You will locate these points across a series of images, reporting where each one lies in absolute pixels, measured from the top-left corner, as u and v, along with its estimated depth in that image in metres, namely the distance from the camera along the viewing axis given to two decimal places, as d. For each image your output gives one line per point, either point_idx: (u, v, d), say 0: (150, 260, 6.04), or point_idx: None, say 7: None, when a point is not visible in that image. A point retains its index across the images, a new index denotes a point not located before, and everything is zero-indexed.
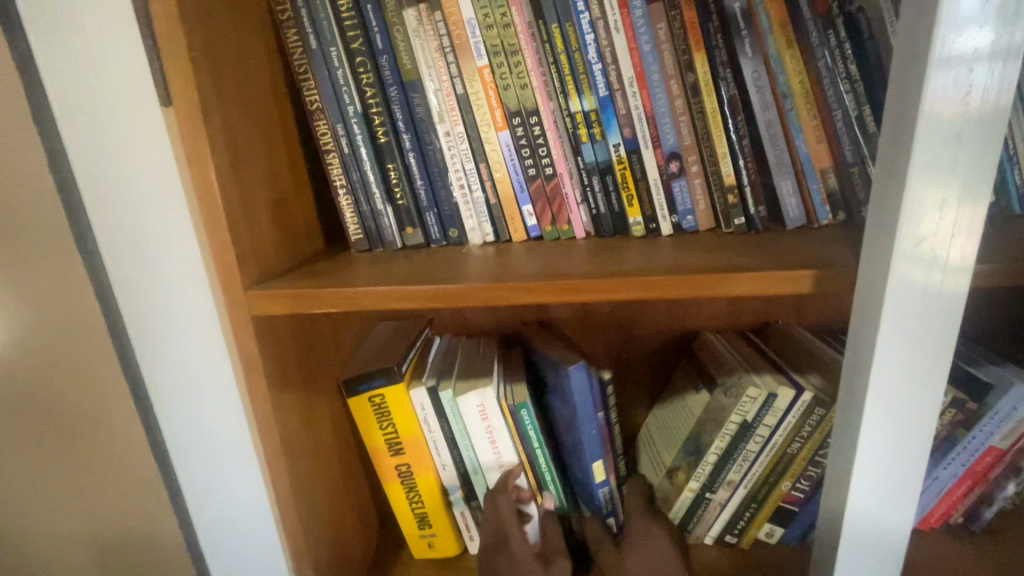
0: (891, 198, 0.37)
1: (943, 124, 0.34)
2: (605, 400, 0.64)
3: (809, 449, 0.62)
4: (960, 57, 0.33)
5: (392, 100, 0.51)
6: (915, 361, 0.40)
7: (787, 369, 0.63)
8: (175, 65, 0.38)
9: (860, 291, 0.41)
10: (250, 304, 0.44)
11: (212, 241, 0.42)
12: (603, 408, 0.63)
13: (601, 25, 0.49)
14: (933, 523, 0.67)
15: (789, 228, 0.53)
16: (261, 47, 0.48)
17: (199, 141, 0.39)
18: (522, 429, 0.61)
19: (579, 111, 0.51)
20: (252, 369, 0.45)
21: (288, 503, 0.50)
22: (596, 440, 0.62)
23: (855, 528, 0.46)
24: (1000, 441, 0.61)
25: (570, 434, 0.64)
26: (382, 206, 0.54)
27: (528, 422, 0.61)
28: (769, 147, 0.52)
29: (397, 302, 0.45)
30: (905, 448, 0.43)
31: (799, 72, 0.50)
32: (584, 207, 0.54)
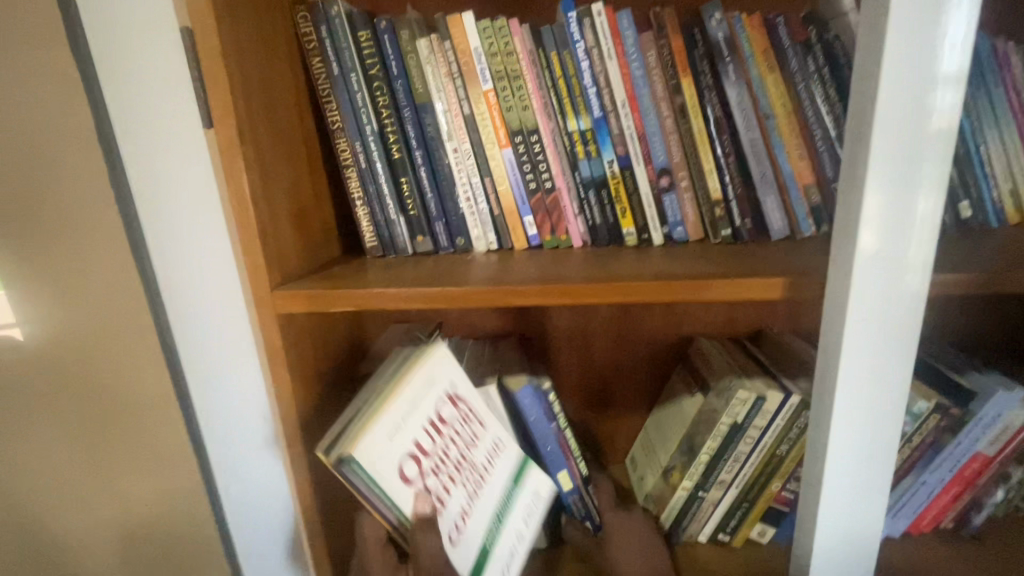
0: (853, 212, 0.40)
1: (893, 144, 0.38)
2: (555, 415, 0.65)
3: (796, 451, 0.65)
4: (908, 85, 0.37)
5: (405, 120, 0.57)
6: (880, 363, 0.43)
7: (777, 375, 0.66)
8: (217, 93, 0.43)
9: (829, 297, 0.44)
10: (275, 303, 0.49)
11: (242, 246, 0.47)
12: (554, 419, 0.65)
13: (595, 52, 0.54)
14: (923, 528, 0.69)
15: (774, 239, 0.57)
16: (288, 74, 0.53)
17: (235, 159, 0.45)
18: (358, 480, 0.48)
19: (576, 130, 0.56)
20: (276, 362, 0.50)
21: (306, 486, 0.55)
22: (557, 453, 0.66)
23: (832, 524, 0.48)
24: (986, 447, 0.63)
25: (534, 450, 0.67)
26: (395, 216, 0.59)
27: (359, 471, 0.48)
28: (754, 164, 0.55)
29: (407, 302, 0.49)
30: (875, 446, 0.46)
31: (781, 95, 0.54)
32: (581, 218, 0.59)
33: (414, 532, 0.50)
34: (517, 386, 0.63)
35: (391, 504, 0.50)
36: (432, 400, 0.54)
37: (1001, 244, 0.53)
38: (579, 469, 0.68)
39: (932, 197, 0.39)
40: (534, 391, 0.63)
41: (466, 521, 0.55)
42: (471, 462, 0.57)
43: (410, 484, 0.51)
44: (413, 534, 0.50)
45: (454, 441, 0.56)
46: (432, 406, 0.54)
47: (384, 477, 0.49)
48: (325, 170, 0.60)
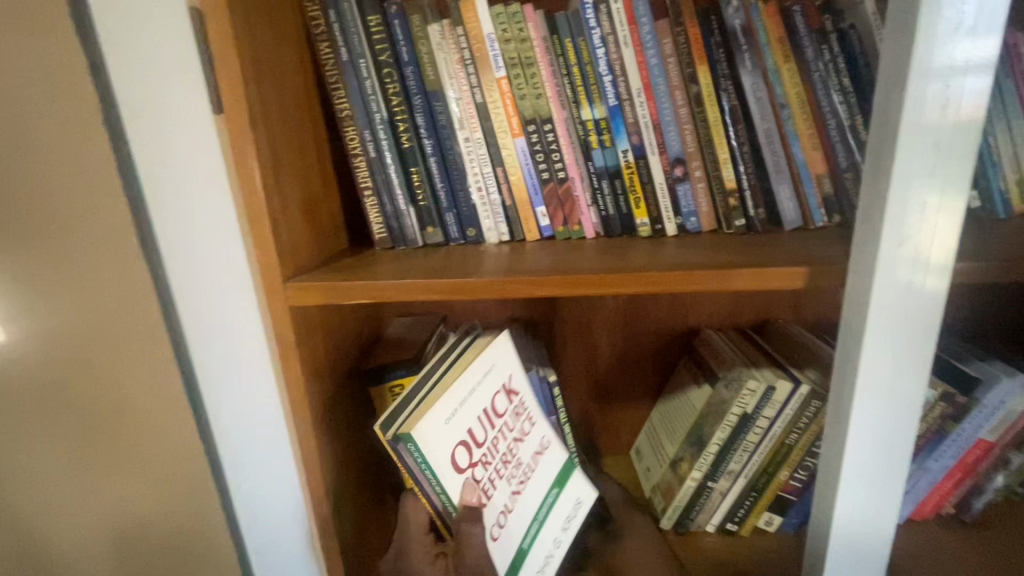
0: (877, 200, 0.40)
1: (922, 130, 0.38)
2: (555, 405, 0.66)
3: (805, 440, 0.65)
4: (940, 72, 0.36)
5: (416, 108, 0.55)
6: (901, 351, 0.43)
7: (786, 365, 0.66)
8: (228, 77, 0.42)
9: (850, 286, 0.44)
10: (288, 296, 0.47)
11: (253, 237, 0.45)
12: (555, 410, 0.66)
13: (611, 39, 0.53)
14: (927, 514, 0.70)
15: (786, 229, 0.57)
16: (296, 59, 0.52)
17: (246, 146, 0.43)
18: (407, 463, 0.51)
19: (590, 119, 0.55)
20: (288, 356, 0.49)
21: (318, 481, 0.54)
22: None
23: (848, 511, 0.49)
24: (988, 434, 0.65)
25: None
26: (405, 207, 0.58)
27: (415, 454, 0.51)
28: (768, 154, 0.55)
29: (422, 294, 0.48)
30: (894, 434, 0.46)
31: (795, 84, 0.54)
32: (594, 208, 0.58)
33: (461, 521, 0.52)
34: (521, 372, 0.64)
35: (440, 491, 0.52)
36: (494, 391, 0.58)
37: (1010, 233, 0.54)
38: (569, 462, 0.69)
39: (958, 185, 0.39)
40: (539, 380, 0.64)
41: (509, 515, 0.57)
42: (519, 457, 0.59)
43: (462, 471, 0.54)
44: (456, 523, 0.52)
45: (505, 432, 0.58)
46: (490, 395, 0.57)
47: (440, 462, 0.52)
48: (332, 160, 0.58)
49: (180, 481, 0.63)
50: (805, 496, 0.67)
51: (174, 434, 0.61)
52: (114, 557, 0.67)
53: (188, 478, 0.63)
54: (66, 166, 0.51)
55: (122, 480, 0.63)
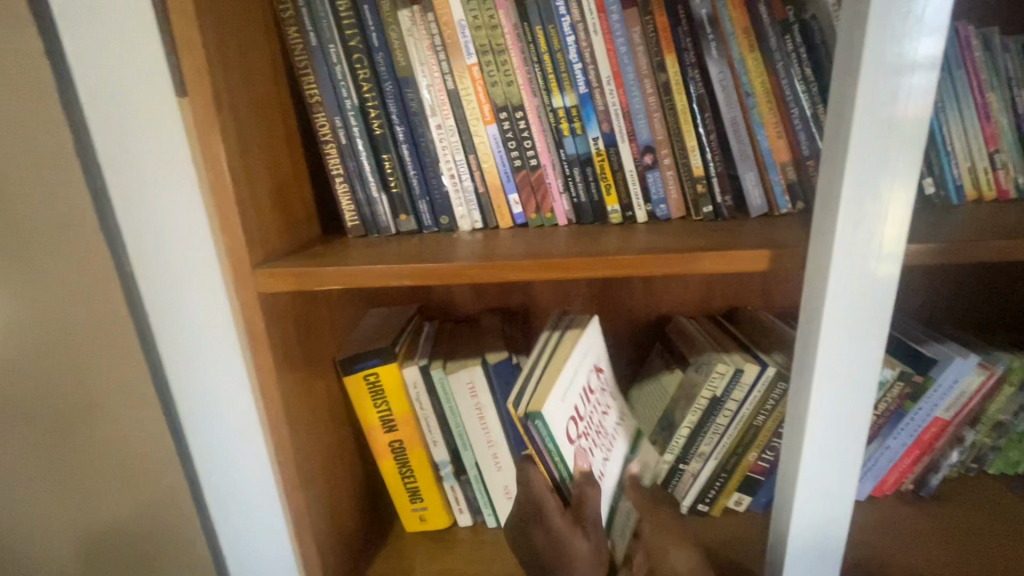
0: (834, 184, 0.42)
1: (875, 116, 0.39)
2: None
3: (772, 421, 0.67)
4: (891, 60, 0.38)
5: (386, 94, 0.55)
6: (858, 331, 0.45)
7: (753, 349, 0.68)
8: (191, 60, 0.41)
9: (810, 269, 0.46)
10: (257, 282, 0.47)
11: (221, 223, 0.45)
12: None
13: (581, 27, 0.54)
14: (887, 490, 0.73)
15: (752, 216, 0.58)
16: (263, 43, 0.51)
17: (211, 130, 0.43)
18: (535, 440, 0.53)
19: (561, 107, 0.56)
20: (258, 344, 0.49)
21: (291, 470, 0.54)
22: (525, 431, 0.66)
23: (810, 486, 0.51)
24: (943, 412, 0.67)
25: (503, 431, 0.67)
26: (377, 194, 0.57)
27: (542, 433, 0.52)
28: (733, 141, 0.56)
29: (394, 280, 0.49)
30: (852, 411, 0.48)
31: (760, 73, 0.55)
32: (565, 195, 0.59)
33: (580, 486, 0.53)
34: (494, 360, 0.64)
35: (558, 457, 0.53)
36: (588, 370, 0.60)
37: (962, 219, 0.57)
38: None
39: (910, 171, 0.41)
40: (512, 367, 0.64)
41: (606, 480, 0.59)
42: (607, 428, 0.62)
43: (574, 442, 0.55)
44: (579, 488, 0.53)
45: (599, 406, 0.61)
46: (587, 373, 0.60)
47: (558, 434, 0.53)
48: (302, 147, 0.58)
49: (149, 475, 0.62)
50: (773, 474, 0.69)
51: (143, 427, 0.60)
52: (82, 554, 0.65)
53: (157, 471, 0.62)
54: (25, 153, 0.50)
55: (89, 474, 0.62)
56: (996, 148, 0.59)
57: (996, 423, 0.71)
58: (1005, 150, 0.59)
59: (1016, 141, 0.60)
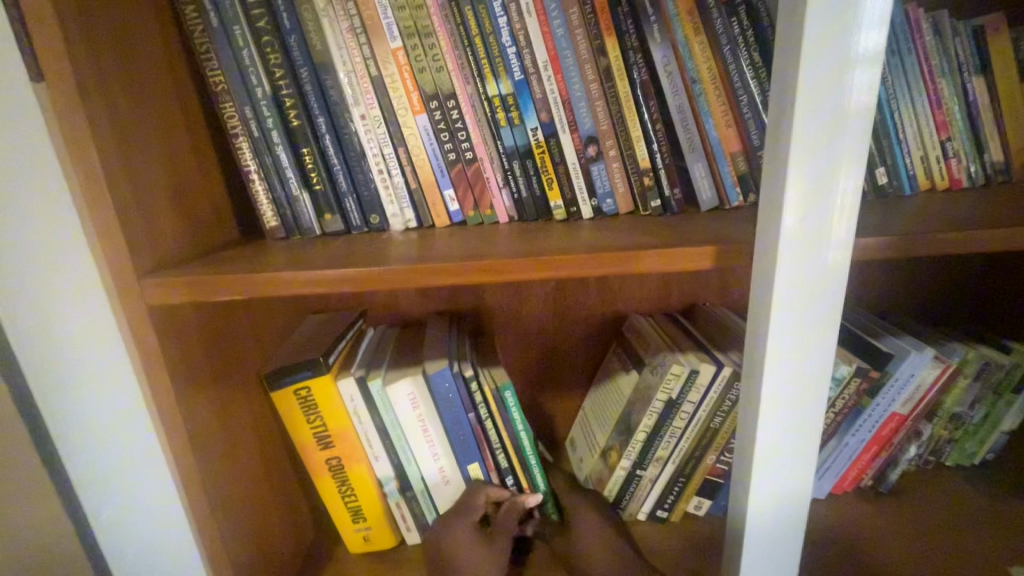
0: (778, 174, 0.39)
1: (819, 101, 0.36)
2: (474, 403, 0.61)
3: (730, 423, 0.65)
4: (836, 37, 0.35)
5: (302, 82, 0.50)
6: (808, 330, 0.42)
7: (709, 347, 0.66)
8: (47, 44, 0.35)
9: (757, 264, 0.43)
10: (146, 294, 0.41)
11: (98, 228, 0.39)
12: (473, 409, 0.61)
13: (513, 8, 0.49)
14: (847, 487, 0.72)
15: (702, 210, 0.55)
16: (152, 23, 0.45)
17: (78, 120, 0.37)
18: (506, 412, 0.62)
19: (496, 95, 0.51)
20: (154, 365, 0.43)
21: (200, 503, 0.48)
22: (469, 443, 0.62)
23: (761, 495, 0.48)
24: (901, 406, 0.66)
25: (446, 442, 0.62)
26: (298, 192, 0.52)
27: (511, 405, 0.62)
28: (681, 132, 0.53)
29: (307, 289, 0.43)
30: (803, 414, 0.45)
31: (706, 58, 0.52)
32: (506, 191, 0.54)
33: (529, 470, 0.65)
34: (434, 369, 0.59)
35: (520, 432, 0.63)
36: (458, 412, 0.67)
37: (916, 210, 0.55)
38: (494, 462, 0.64)
39: (856, 160, 0.38)
40: (453, 376, 0.59)
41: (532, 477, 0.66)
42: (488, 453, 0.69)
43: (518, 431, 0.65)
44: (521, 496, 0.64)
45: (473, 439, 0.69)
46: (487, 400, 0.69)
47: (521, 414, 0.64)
48: (211, 140, 0.52)
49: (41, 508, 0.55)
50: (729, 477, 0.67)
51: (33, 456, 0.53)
52: None
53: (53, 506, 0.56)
54: None
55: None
56: (948, 136, 0.58)
57: (952, 414, 0.70)
58: (956, 137, 0.58)
59: (968, 129, 0.58)
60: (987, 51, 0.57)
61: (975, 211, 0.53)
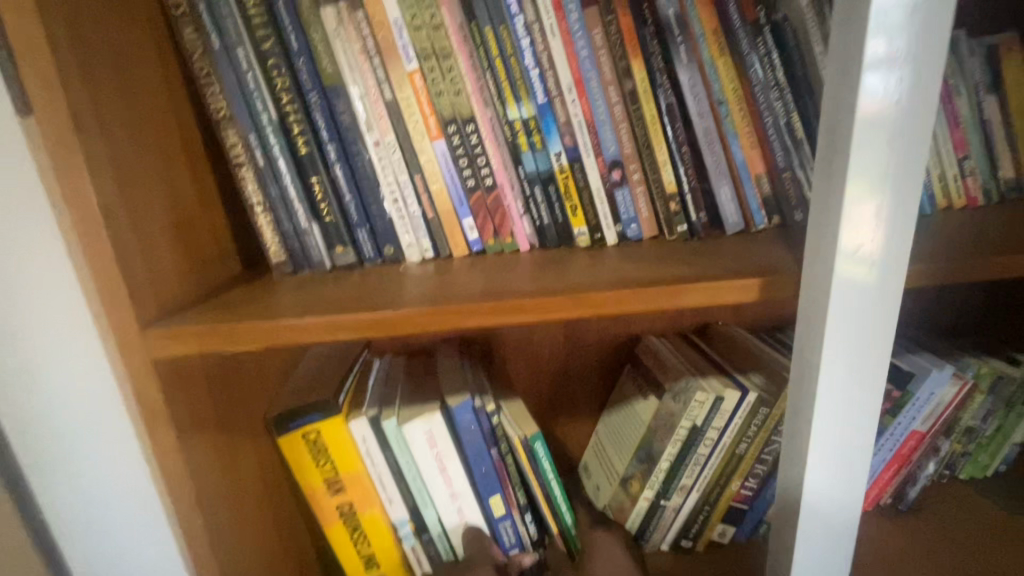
0: (830, 203, 0.37)
1: (873, 130, 0.35)
2: (496, 437, 0.58)
3: (755, 448, 0.63)
4: (890, 66, 0.34)
5: (312, 108, 0.46)
6: (858, 362, 0.41)
7: (730, 370, 0.64)
8: (38, 76, 0.31)
9: (804, 295, 0.41)
10: (148, 346, 0.37)
11: (95, 276, 0.35)
12: (495, 444, 0.58)
13: (536, 28, 0.47)
14: (868, 506, 0.71)
15: (728, 233, 0.54)
16: (149, 46, 0.42)
17: (75, 157, 0.33)
18: (533, 459, 0.59)
19: (517, 118, 0.49)
20: (156, 422, 0.39)
21: (207, 569, 0.44)
22: (492, 479, 0.58)
23: (807, 532, 0.47)
24: (921, 424, 0.66)
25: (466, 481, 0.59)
26: (307, 224, 0.49)
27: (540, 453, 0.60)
28: (707, 154, 0.52)
29: (326, 333, 0.40)
30: (850, 448, 0.44)
31: (732, 80, 0.50)
32: (527, 218, 0.52)
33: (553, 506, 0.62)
34: (454, 404, 0.55)
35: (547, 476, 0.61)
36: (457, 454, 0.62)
37: (941, 230, 0.54)
38: (516, 498, 0.60)
39: (909, 190, 0.37)
40: (473, 411, 0.56)
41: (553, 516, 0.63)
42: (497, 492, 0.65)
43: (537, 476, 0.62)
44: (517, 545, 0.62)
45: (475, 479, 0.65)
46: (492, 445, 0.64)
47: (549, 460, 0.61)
48: (211, 169, 0.48)
49: None
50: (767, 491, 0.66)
51: None
52: None
53: None
54: None
55: None
56: (966, 154, 0.58)
57: (968, 429, 0.70)
58: (973, 156, 0.58)
59: (983, 147, 0.58)
60: (1000, 70, 0.58)
61: (996, 230, 0.53)
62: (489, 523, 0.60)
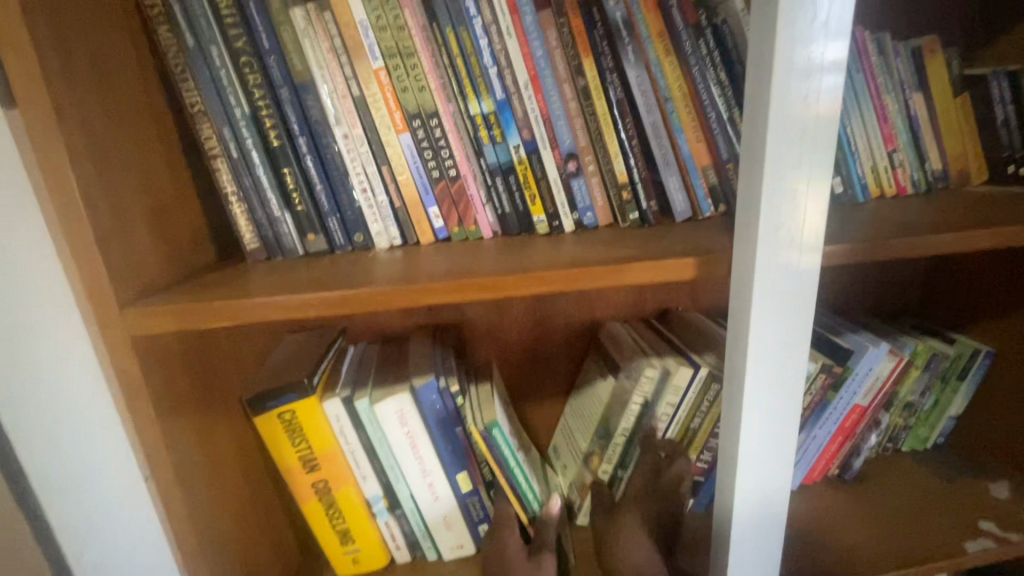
0: (754, 189, 0.42)
1: (789, 123, 0.39)
2: (462, 416, 0.61)
3: (708, 423, 0.67)
4: (800, 64, 0.38)
5: (282, 103, 0.49)
6: (783, 332, 0.45)
7: (686, 350, 0.68)
8: (20, 70, 0.34)
9: (735, 273, 0.45)
10: (127, 324, 0.40)
11: (76, 258, 0.38)
12: (462, 423, 0.61)
13: (493, 30, 0.51)
14: (816, 477, 0.76)
15: (677, 220, 0.58)
16: (125, 44, 0.44)
17: (56, 147, 0.35)
18: (494, 449, 0.62)
19: (478, 113, 0.52)
20: (136, 397, 0.42)
21: (187, 538, 0.47)
22: (458, 455, 0.61)
23: (745, 491, 0.51)
24: (862, 398, 0.71)
25: (435, 458, 0.61)
26: (279, 213, 0.52)
27: (500, 442, 0.62)
28: (655, 147, 0.55)
29: (296, 312, 0.43)
30: (781, 412, 0.49)
31: (677, 78, 0.54)
32: (489, 207, 0.55)
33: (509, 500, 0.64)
34: (420, 383, 0.59)
35: (514, 465, 0.63)
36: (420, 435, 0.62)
37: (872, 216, 0.59)
38: (482, 474, 0.64)
39: (823, 177, 0.41)
40: (438, 390, 0.59)
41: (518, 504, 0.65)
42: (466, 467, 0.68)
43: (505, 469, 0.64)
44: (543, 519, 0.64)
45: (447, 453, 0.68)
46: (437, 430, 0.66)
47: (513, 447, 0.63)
48: (186, 161, 0.51)
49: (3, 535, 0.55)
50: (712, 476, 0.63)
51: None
52: None
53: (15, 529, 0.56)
54: None
55: None
56: (894, 148, 0.62)
57: (907, 404, 0.75)
58: (902, 149, 0.63)
59: (910, 141, 0.63)
60: (924, 69, 0.63)
61: (920, 215, 0.58)
62: (456, 497, 0.63)
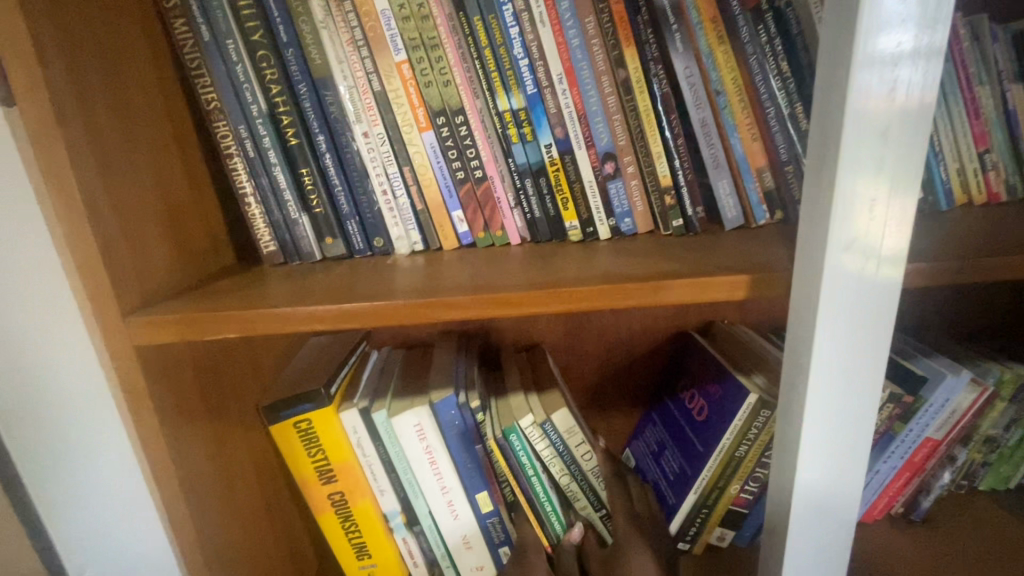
0: (822, 197, 0.36)
1: (868, 121, 0.33)
2: (482, 433, 0.57)
3: (755, 451, 0.60)
4: (885, 51, 0.32)
5: (301, 99, 0.47)
6: (851, 360, 0.39)
7: (732, 369, 0.62)
8: (20, 68, 0.32)
9: (796, 292, 0.40)
10: (130, 333, 0.38)
11: (77, 265, 0.36)
12: (481, 439, 0.57)
13: (525, 17, 0.46)
14: (876, 514, 0.69)
15: (727, 228, 0.52)
16: (139, 39, 0.42)
17: (57, 149, 0.34)
18: (512, 455, 0.58)
19: (507, 110, 0.48)
20: (141, 408, 0.40)
21: (191, 553, 0.45)
22: (477, 473, 0.58)
23: (798, 536, 0.45)
24: (935, 432, 0.62)
25: (452, 475, 0.58)
26: (297, 215, 0.49)
27: (518, 448, 0.58)
28: (704, 146, 0.50)
29: (304, 324, 0.40)
30: (843, 450, 0.43)
31: (731, 69, 0.48)
32: (518, 211, 0.51)
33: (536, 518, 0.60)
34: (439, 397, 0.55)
35: (532, 473, 0.59)
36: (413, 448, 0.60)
37: (958, 226, 0.51)
38: (502, 494, 0.60)
39: (908, 184, 0.35)
40: (458, 405, 0.55)
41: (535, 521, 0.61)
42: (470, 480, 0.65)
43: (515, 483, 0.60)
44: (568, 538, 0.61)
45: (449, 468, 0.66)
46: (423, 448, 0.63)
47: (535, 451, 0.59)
48: (204, 161, 0.49)
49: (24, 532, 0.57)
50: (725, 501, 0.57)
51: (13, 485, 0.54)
52: None
53: None
54: None
55: None
56: (987, 148, 0.54)
57: (987, 438, 0.66)
58: (996, 149, 0.54)
59: (1006, 141, 0.55)
60: None
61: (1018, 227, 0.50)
62: (476, 518, 0.60)
